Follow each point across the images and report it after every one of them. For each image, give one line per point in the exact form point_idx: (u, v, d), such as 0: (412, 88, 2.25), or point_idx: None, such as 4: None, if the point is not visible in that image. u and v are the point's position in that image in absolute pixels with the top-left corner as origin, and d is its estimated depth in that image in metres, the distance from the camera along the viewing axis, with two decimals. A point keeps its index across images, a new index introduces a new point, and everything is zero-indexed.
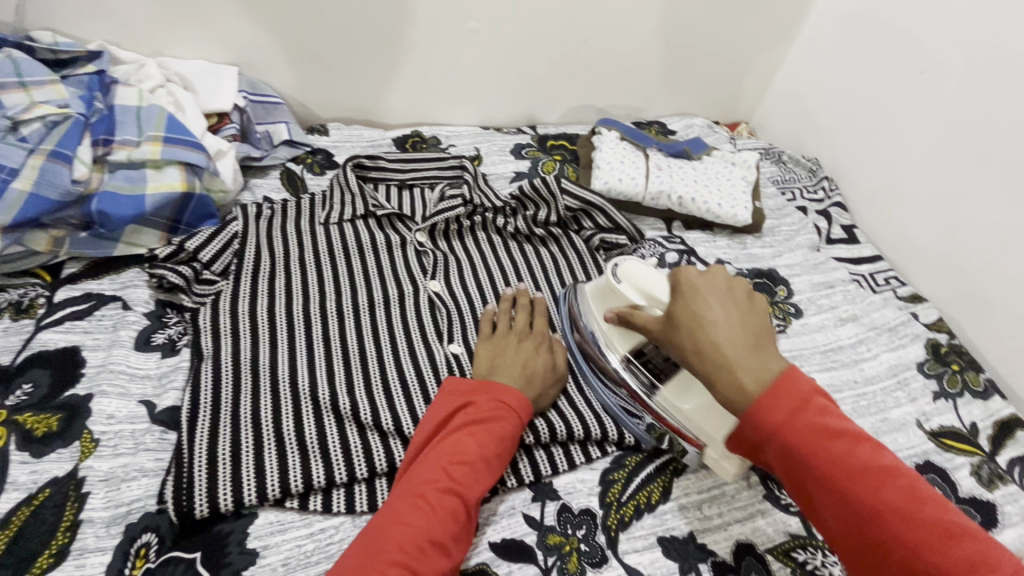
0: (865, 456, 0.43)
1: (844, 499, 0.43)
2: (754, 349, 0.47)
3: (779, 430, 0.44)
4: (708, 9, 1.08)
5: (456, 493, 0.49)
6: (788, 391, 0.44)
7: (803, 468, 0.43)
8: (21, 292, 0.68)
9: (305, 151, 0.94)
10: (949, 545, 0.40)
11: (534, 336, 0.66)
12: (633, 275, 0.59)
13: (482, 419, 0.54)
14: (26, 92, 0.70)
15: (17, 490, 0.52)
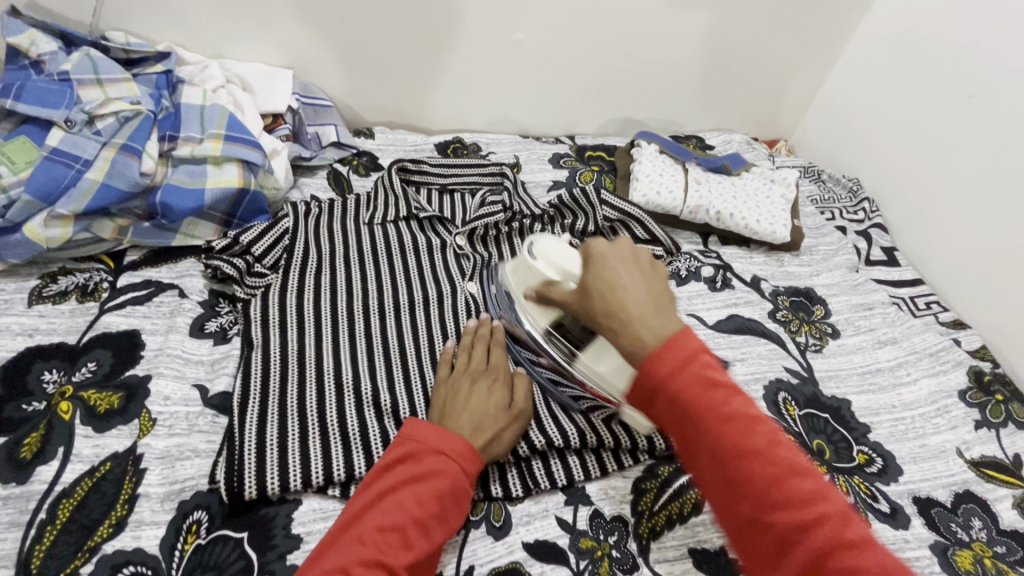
0: (736, 405, 0.41)
1: (719, 441, 0.41)
2: (652, 307, 0.46)
3: (672, 378, 0.42)
4: (753, 26, 1.08)
5: (381, 565, 0.44)
6: (678, 344, 0.43)
7: (684, 414, 0.41)
8: (87, 276, 0.72)
9: (352, 153, 0.97)
10: (797, 484, 0.39)
11: (490, 375, 0.61)
12: (547, 251, 0.57)
13: (417, 476, 0.50)
14: (102, 89, 0.74)
15: (81, 462, 0.55)
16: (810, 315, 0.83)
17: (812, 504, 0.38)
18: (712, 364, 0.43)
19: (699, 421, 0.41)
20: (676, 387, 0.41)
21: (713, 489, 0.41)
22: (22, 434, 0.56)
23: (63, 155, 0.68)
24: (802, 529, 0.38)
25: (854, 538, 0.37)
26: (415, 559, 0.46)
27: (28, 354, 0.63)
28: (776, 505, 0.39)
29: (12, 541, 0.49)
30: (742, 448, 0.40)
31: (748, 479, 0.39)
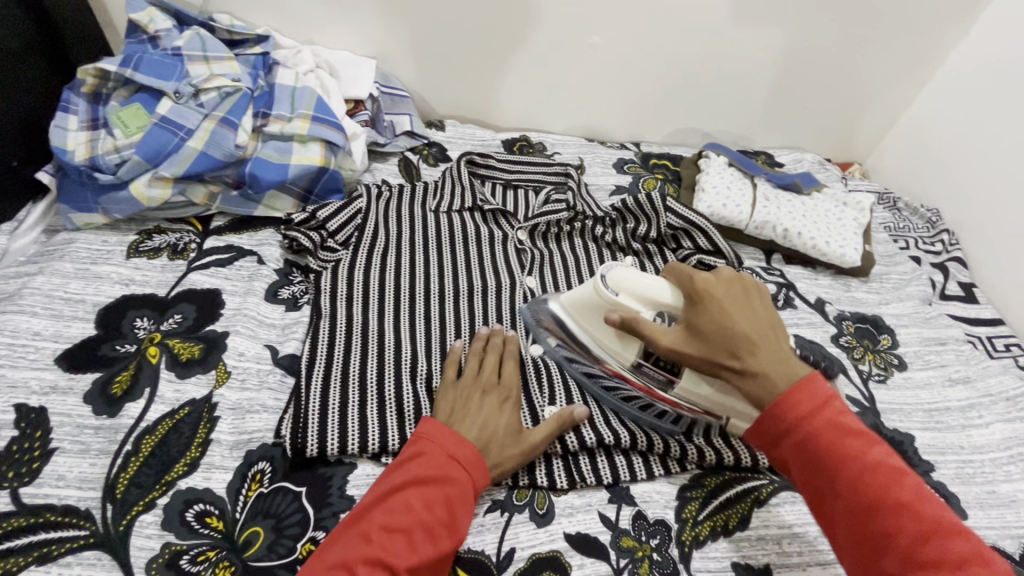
0: (880, 456, 0.45)
1: (858, 492, 0.44)
2: (773, 347, 0.51)
3: (802, 422, 0.47)
4: (836, 45, 1.05)
5: (384, 566, 0.45)
6: (810, 391, 0.48)
7: (823, 462, 0.46)
8: (178, 236, 0.77)
9: (423, 143, 1.01)
10: (947, 545, 0.41)
11: (501, 393, 0.61)
12: (628, 284, 0.58)
13: (427, 478, 0.51)
14: (207, 65, 0.80)
15: (163, 403, 0.59)
16: (876, 343, 0.80)
17: (968, 563, 0.41)
18: (844, 412, 0.48)
19: (839, 470, 0.45)
20: (812, 433, 0.46)
21: (848, 543, 0.45)
22: (115, 372, 0.61)
23: (169, 123, 0.74)
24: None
25: None
26: (419, 564, 0.46)
27: (124, 301, 0.68)
28: (916, 561, 0.41)
29: (101, 467, 0.54)
30: (884, 499, 0.44)
31: (896, 531, 0.43)
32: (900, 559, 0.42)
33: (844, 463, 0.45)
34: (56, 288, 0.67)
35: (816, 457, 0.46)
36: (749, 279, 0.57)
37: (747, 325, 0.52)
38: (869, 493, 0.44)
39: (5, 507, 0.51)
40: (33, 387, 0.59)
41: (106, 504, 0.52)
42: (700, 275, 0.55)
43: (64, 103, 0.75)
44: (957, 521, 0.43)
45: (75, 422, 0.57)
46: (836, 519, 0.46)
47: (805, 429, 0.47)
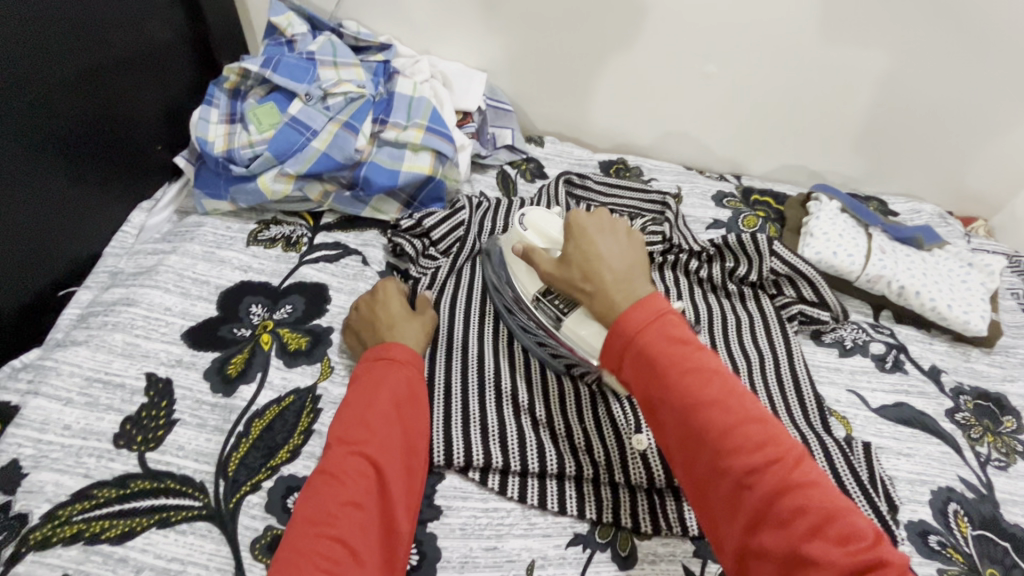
0: (704, 361, 0.46)
1: (681, 400, 0.45)
2: (627, 272, 0.54)
3: (635, 334, 0.48)
4: (976, 93, 0.97)
5: (357, 455, 0.51)
6: (647, 306, 0.49)
7: (651, 370, 0.47)
8: (291, 229, 0.82)
9: (522, 158, 1.02)
10: (749, 432, 0.43)
11: (384, 292, 0.68)
12: (539, 224, 0.64)
13: (364, 387, 0.56)
14: (336, 70, 0.85)
15: (272, 389, 0.63)
16: (998, 424, 0.73)
17: (765, 447, 0.42)
18: (678, 323, 0.49)
19: (664, 379, 0.46)
20: (644, 347, 0.47)
21: (675, 447, 0.46)
22: (231, 353, 0.66)
23: (299, 123, 0.79)
24: (753, 471, 0.42)
25: (801, 478, 0.41)
26: (384, 445, 0.52)
27: (242, 286, 0.73)
28: (727, 452, 0.43)
29: (216, 443, 0.58)
30: (698, 400, 0.45)
31: (709, 428, 0.44)
32: (711, 452, 0.43)
33: (665, 370, 0.46)
34: (186, 267, 0.73)
35: (647, 366, 0.47)
36: (624, 223, 0.60)
37: (611, 255, 0.55)
38: (683, 395, 0.45)
39: (132, 468, 0.55)
40: (162, 359, 0.64)
41: (219, 480, 0.55)
42: (577, 211, 0.59)
43: (208, 97, 0.82)
44: (763, 410, 0.45)
45: (195, 397, 0.61)
46: (667, 428, 0.47)
47: (638, 342, 0.48)
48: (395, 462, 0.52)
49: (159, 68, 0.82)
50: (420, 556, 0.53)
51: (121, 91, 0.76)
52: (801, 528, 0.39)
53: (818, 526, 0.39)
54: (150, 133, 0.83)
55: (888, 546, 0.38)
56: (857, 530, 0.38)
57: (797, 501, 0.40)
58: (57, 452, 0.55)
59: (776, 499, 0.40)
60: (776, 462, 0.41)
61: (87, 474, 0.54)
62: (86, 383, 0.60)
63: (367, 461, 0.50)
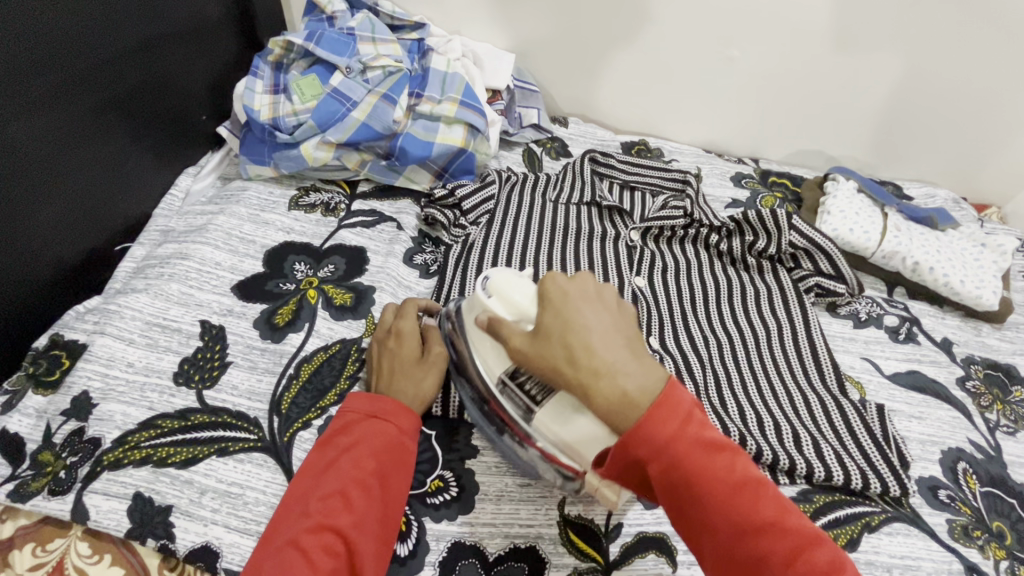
0: (709, 436, 0.44)
1: (724, 509, 0.41)
2: (625, 357, 0.48)
3: (670, 444, 0.43)
4: (992, 81, 0.99)
5: (329, 530, 0.47)
6: (669, 405, 0.44)
7: (664, 454, 0.42)
8: (329, 196, 0.86)
9: (547, 137, 1.05)
10: (790, 531, 0.41)
11: (396, 335, 0.62)
12: (501, 287, 0.54)
13: (347, 443, 0.53)
14: (374, 45, 0.89)
15: (318, 338, 0.67)
16: (1006, 393, 0.76)
17: (785, 528, 0.41)
18: (698, 420, 0.45)
19: (705, 492, 0.42)
20: (679, 456, 0.42)
21: (715, 560, 0.42)
22: (279, 305, 0.70)
23: (340, 94, 0.83)
24: None
25: (842, 572, 0.40)
26: (362, 519, 0.48)
27: (286, 246, 0.77)
28: (775, 565, 0.40)
29: (268, 384, 0.62)
30: (714, 482, 0.42)
31: (728, 512, 0.41)
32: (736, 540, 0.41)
33: (709, 482, 0.42)
34: (233, 227, 0.77)
35: (654, 450, 0.43)
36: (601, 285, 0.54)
37: (604, 338, 0.49)
38: (727, 505, 0.41)
39: (192, 403, 0.59)
40: (215, 308, 0.68)
41: (272, 416, 0.59)
42: (550, 280, 0.52)
43: (253, 68, 0.86)
44: (788, 501, 0.43)
45: (246, 343, 0.65)
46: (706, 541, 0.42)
47: (673, 452, 0.42)
48: (369, 537, 0.48)
49: (204, 40, 0.86)
50: (460, 488, 0.57)
51: (170, 60, 0.80)
52: None
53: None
54: (196, 102, 0.87)
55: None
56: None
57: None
58: (123, 386, 0.59)
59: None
60: (798, 547, 0.40)
61: (151, 407, 0.58)
62: (146, 327, 0.64)
63: (341, 537, 0.47)
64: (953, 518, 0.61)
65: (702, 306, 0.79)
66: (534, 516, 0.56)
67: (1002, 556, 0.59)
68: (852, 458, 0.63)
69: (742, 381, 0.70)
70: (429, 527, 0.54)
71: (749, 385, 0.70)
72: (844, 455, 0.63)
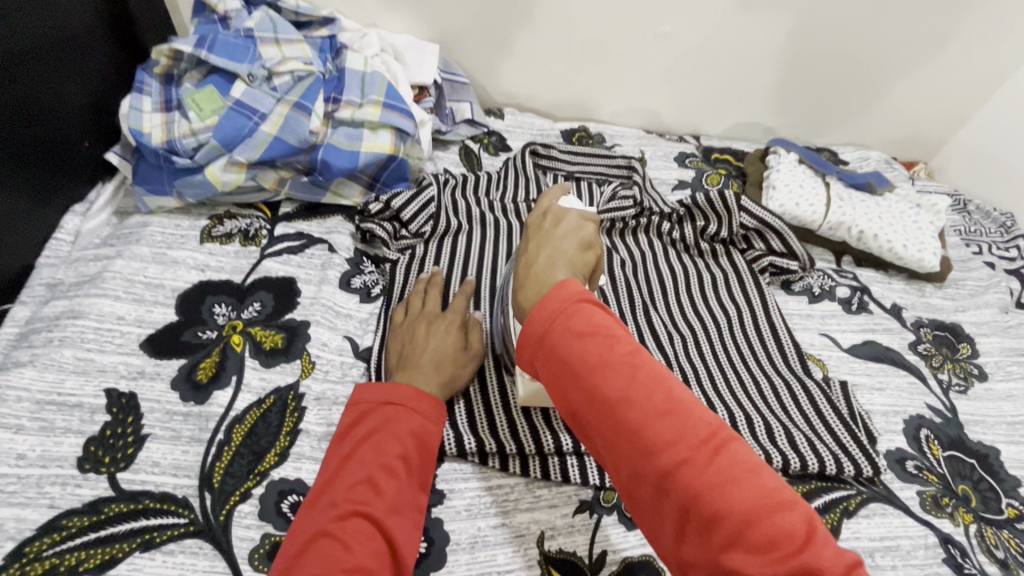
0: (617, 354, 0.38)
1: (593, 402, 0.37)
2: (549, 266, 0.45)
3: (536, 334, 0.40)
4: (913, 40, 1.00)
5: (362, 515, 0.45)
6: (558, 293, 0.41)
7: (562, 374, 0.39)
8: (248, 222, 0.76)
9: (483, 131, 0.99)
10: (664, 424, 0.35)
11: (447, 318, 0.64)
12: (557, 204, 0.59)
13: (370, 428, 0.51)
14: (278, 48, 0.79)
15: (250, 392, 0.59)
16: (955, 352, 0.78)
17: (682, 445, 0.34)
18: (587, 312, 0.40)
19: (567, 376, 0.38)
20: (546, 347, 0.40)
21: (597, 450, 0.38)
22: (199, 358, 0.61)
23: (244, 107, 0.74)
24: (669, 474, 0.33)
25: (724, 476, 0.32)
26: (395, 503, 0.47)
27: (202, 287, 0.68)
28: (643, 452, 0.35)
29: (195, 455, 0.54)
30: (604, 394, 0.37)
31: (621, 427, 0.36)
32: (627, 457, 0.35)
33: (567, 365, 0.38)
34: (135, 272, 0.67)
35: (554, 379, 0.39)
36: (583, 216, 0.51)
37: (545, 251, 0.47)
38: (591, 390, 0.37)
39: (104, 492, 0.51)
40: (122, 372, 0.59)
41: (204, 492, 0.52)
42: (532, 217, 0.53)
43: (137, 83, 0.74)
44: (682, 399, 0.36)
45: (165, 409, 0.57)
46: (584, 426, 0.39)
47: (540, 344, 0.40)
48: (401, 521, 0.47)
49: (74, 55, 0.73)
50: (429, 542, 0.52)
51: (37, 82, 0.68)
52: (719, 536, 0.31)
53: (736, 536, 0.31)
54: (74, 128, 0.75)
55: (818, 543, 0.31)
56: (785, 532, 0.31)
57: (711, 504, 0.32)
58: (14, 484, 0.50)
59: (692, 505, 0.32)
60: (687, 460, 0.33)
61: (52, 504, 0.49)
62: (37, 407, 0.54)
63: (374, 522, 0.45)
64: (923, 489, 0.62)
65: (662, 299, 0.76)
66: (512, 560, 0.52)
67: (970, 520, 0.60)
68: (825, 443, 0.62)
69: (710, 375, 0.68)
70: None
71: (721, 379, 0.67)
72: (817, 441, 0.62)
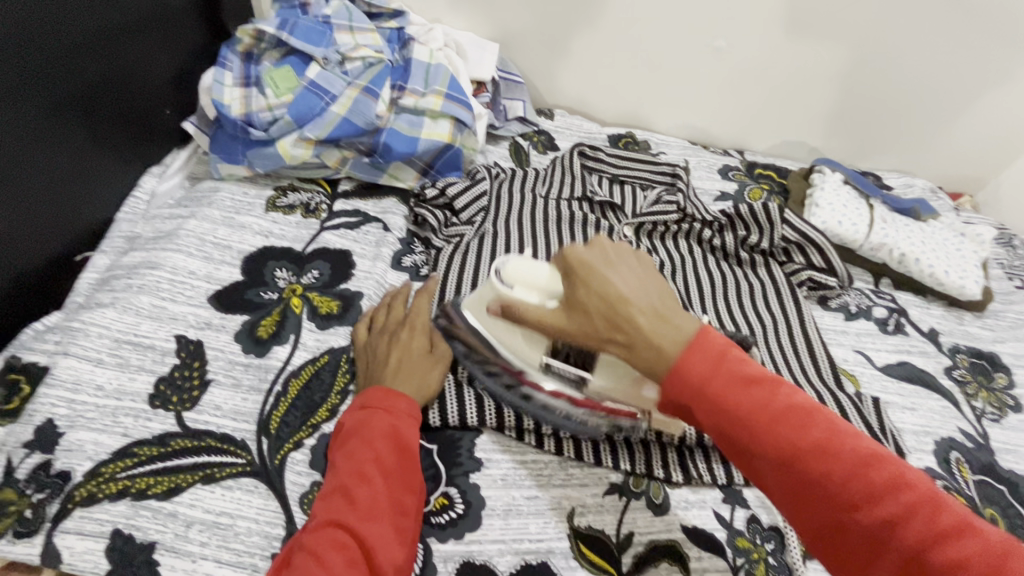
0: (784, 397, 0.40)
1: (775, 446, 0.39)
2: (662, 309, 0.45)
3: (700, 384, 0.41)
4: (970, 70, 1.00)
5: (336, 525, 0.45)
6: (702, 349, 0.42)
7: (724, 418, 0.40)
8: (309, 196, 0.81)
9: (533, 129, 1.02)
10: (844, 453, 0.38)
11: (408, 328, 0.62)
12: (521, 276, 0.53)
13: (344, 437, 0.52)
14: (352, 35, 0.84)
15: (306, 350, 0.63)
16: (991, 381, 0.78)
17: (862, 466, 0.38)
18: (735, 353, 0.43)
19: (747, 425, 0.40)
20: (714, 397, 0.41)
21: (778, 491, 0.40)
22: (261, 316, 0.65)
23: (318, 88, 0.78)
24: (867, 495, 0.37)
25: (899, 481, 0.37)
26: (368, 508, 0.47)
27: (265, 252, 0.72)
28: (836, 483, 0.38)
29: (254, 403, 0.58)
30: (783, 437, 0.39)
31: (808, 465, 0.38)
32: (816, 490, 0.38)
33: (745, 412, 0.40)
34: (206, 232, 0.72)
35: (733, 429, 0.40)
36: (619, 241, 0.50)
37: (632, 295, 0.46)
38: (770, 435, 0.39)
39: (171, 427, 0.55)
40: (191, 321, 0.63)
41: (261, 437, 0.55)
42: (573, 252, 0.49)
43: (221, 59, 0.80)
44: (836, 419, 0.40)
45: (228, 358, 0.61)
46: (762, 474, 0.40)
47: (706, 396, 0.41)
48: (374, 526, 0.46)
49: (166, 29, 0.79)
50: (466, 505, 0.55)
51: (132, 51, 0.74)
52: (925, 536, 0.35)
53: (940, 529, 0.35)
54: (159, 96, 0.80)
55: (990, 524, 0.36)
56: (973, 519, 0.36)
57: (913, 510, 0.36)
58: (93, 412, 0.54)
59: (899, 521, 0.36)
60: (880, 476, 0.37)
61: (126, 433, 0.53)
62: (115, 345, 0.59)
63: (349, 530, 0.45)
64: None
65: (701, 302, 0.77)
66: (544, 530, 0.54)
67: None
68: None
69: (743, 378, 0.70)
70: (436, 549, 0.52)
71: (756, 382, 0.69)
72: None
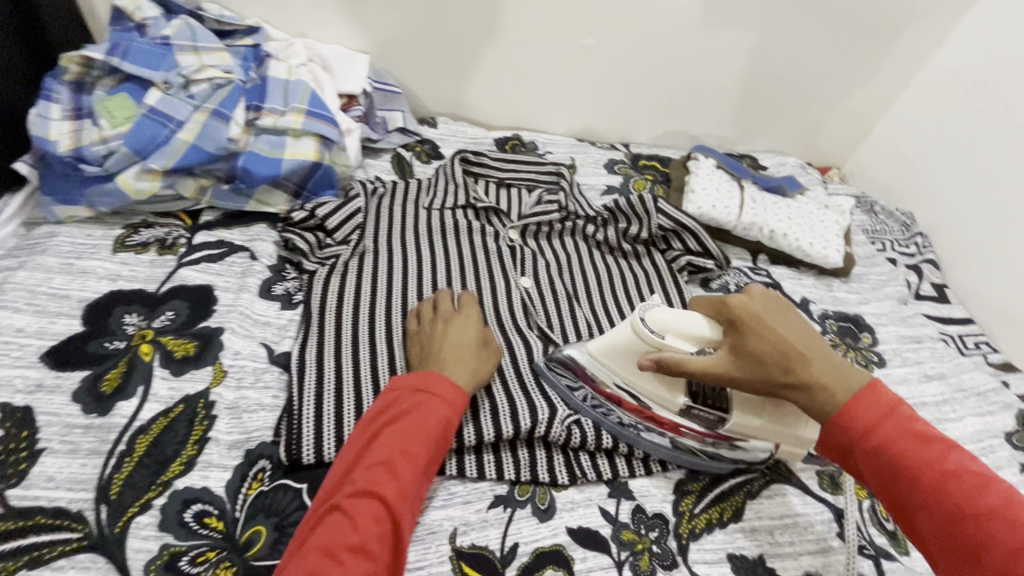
0: (942, 453, 0.45)
1: (937, 499, 0.44)
2: (820, 352, 0.53)
3: (867, 431, 0.48)
4: (820, 53, 1.07)
5: (376, 498, 0.46)
6: (877, 400, 0.49)
7: (890, 469, 0.46)
8: (166, 231, 0.75)
9: (415, 139, 1.00)
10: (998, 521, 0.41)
11: (465, 314, 0.65)
12: (671, 324, 0.57)
13: (401, 414, 0.52)
14: (196, 55, 0.78)
15: (157, 402, 0.58)
16: (857, 341, 0.83)
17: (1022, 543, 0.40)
18: (914, 417, 0.48)
19: (908, 475, 0.45)
20: (886, 446, 0.47)
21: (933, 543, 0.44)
22: (105, 369, 0.59)
23: (159, 115, 0.73)
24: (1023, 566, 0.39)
25: None
26: (407, 487, 0.48)
27: (111, 297, 0.66)
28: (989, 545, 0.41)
29: (93, 467, 0.52)
30: (947, 495, 0.44)
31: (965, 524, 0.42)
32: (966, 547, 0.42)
33: (915, 466, 0.45)
34: (39, 283, 0.65)
35: (893, 477, 0.46)
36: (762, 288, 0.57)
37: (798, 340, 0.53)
38: (935, 488, 0.44)
39: None
40: (18, 386, 0.57)
41: (101, 505, 0.50)
42: (733, 297, 0.55)
43: (45, 91, 0.72)
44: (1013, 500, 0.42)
45: (63, 422, 0.55)
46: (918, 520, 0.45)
47: (870, 440, 0.48)
48: (410, 507, 0.47)
49: None
50: None
51: None
52: None
53: None
54: None
55: None
56: None
57: None
58: None
59: None
60: None
61: None
62: None
63: (383, 504, 0.46)
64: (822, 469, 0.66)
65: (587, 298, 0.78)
66: (423, 556, 0.52)
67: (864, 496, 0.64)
68: None
69: None
70: None
71: None
72: None
